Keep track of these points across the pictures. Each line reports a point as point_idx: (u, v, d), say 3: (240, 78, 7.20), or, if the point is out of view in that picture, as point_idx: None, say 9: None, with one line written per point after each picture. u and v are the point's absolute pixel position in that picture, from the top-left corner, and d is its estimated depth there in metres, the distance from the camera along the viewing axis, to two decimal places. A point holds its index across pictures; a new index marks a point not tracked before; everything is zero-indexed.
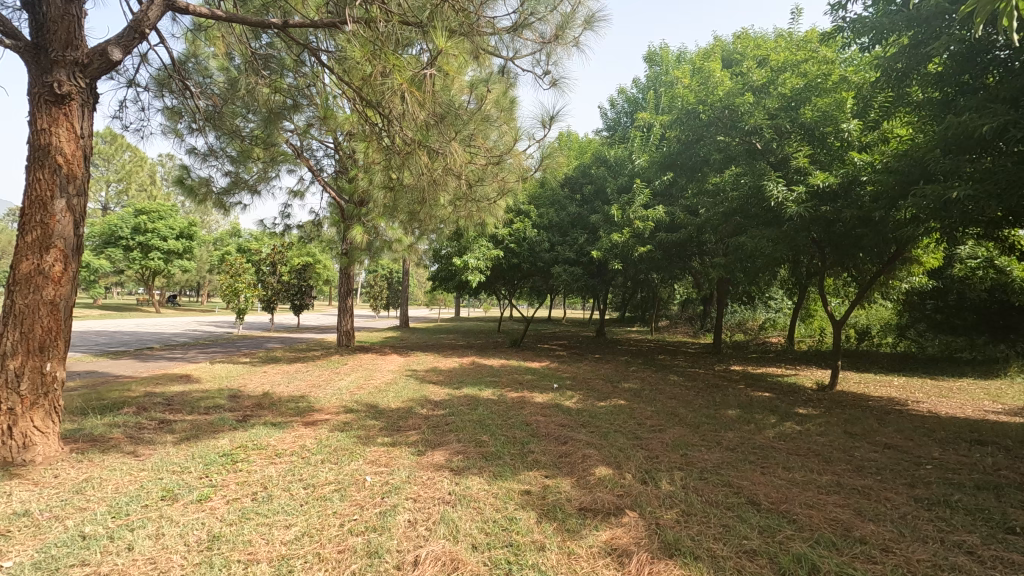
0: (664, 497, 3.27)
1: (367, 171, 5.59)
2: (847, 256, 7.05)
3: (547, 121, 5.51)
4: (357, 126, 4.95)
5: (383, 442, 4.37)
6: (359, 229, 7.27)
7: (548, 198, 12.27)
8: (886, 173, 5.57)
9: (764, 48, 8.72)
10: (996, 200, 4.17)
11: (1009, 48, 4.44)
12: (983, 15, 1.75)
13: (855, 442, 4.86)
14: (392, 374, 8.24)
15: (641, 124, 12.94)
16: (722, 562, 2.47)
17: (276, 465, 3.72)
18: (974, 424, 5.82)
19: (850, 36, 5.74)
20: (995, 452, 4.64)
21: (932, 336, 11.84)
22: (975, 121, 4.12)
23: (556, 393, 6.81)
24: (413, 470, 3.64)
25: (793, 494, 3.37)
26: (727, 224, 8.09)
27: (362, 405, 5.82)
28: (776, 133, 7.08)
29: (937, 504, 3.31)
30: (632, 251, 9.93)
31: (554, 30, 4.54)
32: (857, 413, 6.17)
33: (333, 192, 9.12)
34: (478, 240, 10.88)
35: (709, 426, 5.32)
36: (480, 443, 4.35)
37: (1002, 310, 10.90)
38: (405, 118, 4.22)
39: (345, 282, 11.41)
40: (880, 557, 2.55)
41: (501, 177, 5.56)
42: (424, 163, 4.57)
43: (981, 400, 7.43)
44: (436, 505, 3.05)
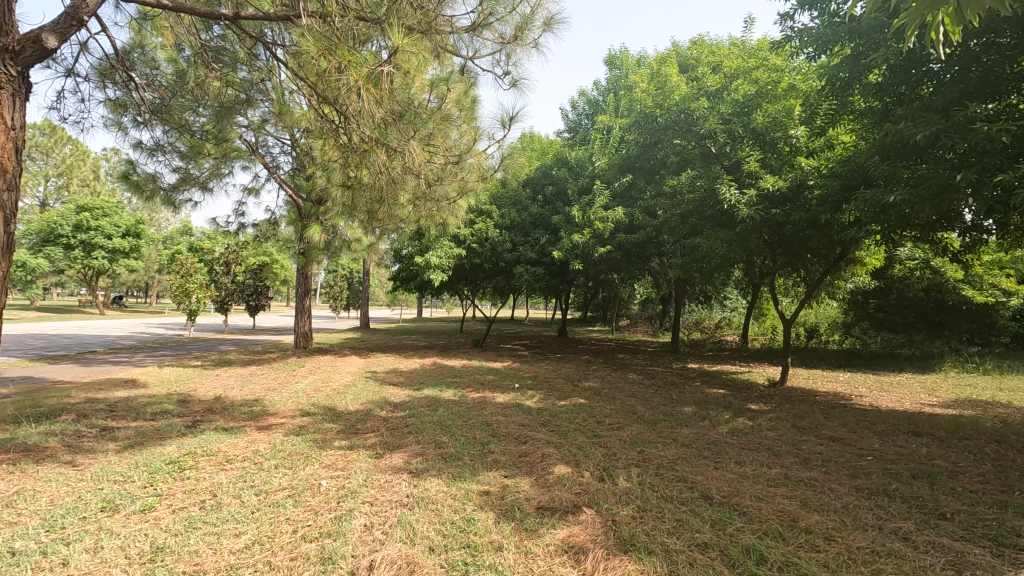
0: (621, 493, 3.33)
1: (325, 169, 5.46)
2: (797, 256, 7.32)
3: (507, 121, 5.52)
4: (313, 124, 4.84)
5: (340, 445, 4.28)
6: (316, 228, 7.07)
7: (510, 198, 12.27)
8: (831, 177, 5.83)
9: (718, 54, 8.95)
10: (929, 204, 4.43)
11: (940, 62, 4.72)
12: (912, 27, 1.83)
13: (802, 436, 5.06)
14: (352, 376, 8.08)
15: (601, 126, 13.14)
16: (675, 556, 2.53)
17: (227, 471, 3.60)
18: (912, 416, 6.14)
19: (798, 46, 5.98)
20: (929, 442, 4.92)
21: (875, 333, 12.41)
22: (911, 129, 4.36)
23: (517, 393, 6.83)
24: (370, 473, 3.58)
25: (745, 487, 3.49)
26: (684, 226, 8.28)
27: (319, 408, 5.68)
28: (729, 138, 7.30)
29: (876, 493, 3.48)
30: (593, 251, 10.07)
31: (514, 31, 4.56)
32: (805, 408, 6.43)
33: (290, 190, 8.89)
34: (439, 240, 10.78)
35: (666, 422, 5.44)
36: (439, 444, 4.32)
37: (938, 308, 11.60)
38: (361, 116, 4.14)
39: (303, 283, 11.13)
40: (823, 546, 2.67)
41: (462, 177, 5.54)
42: (382, 161, 4.51)
43: (918, 393, 7.88)
44: (394, 508, 3.01)
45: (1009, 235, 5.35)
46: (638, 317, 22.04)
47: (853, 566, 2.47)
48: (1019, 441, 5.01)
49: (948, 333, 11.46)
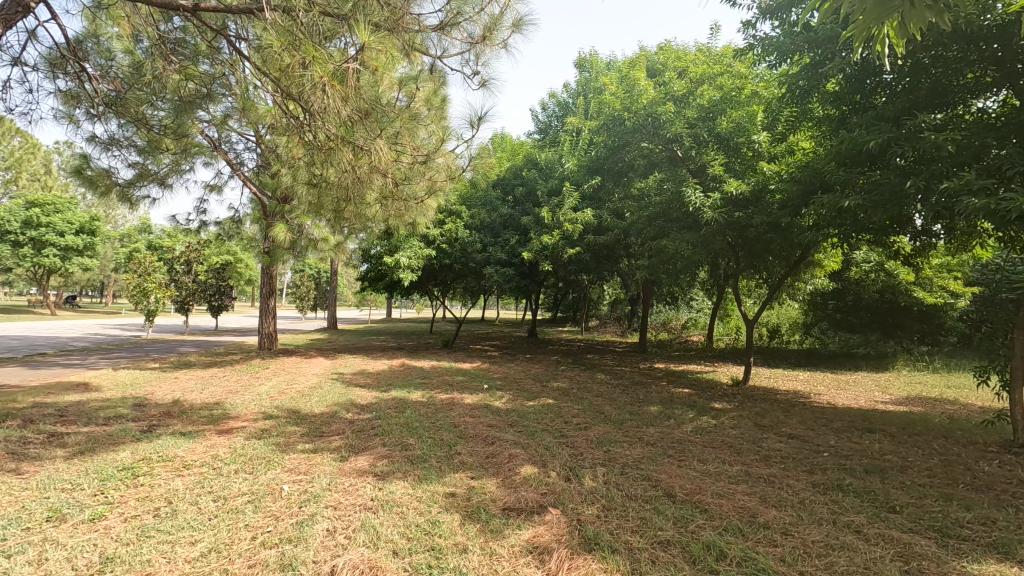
0: (586, 493, 3.35)
1: (290, 167, 5.33)
2: (759, 259, 7.50)
3: (476, 121, 5.52)
4: (276, 120, 4.74)
5: (303, 449, 4.19)
6: (282, 228, 6.75)
7: (479, 199, 12.19)
8: (792, 182, 6.00)
9: (685, 59, 9.07)
10: (881, 209, 4.61)
11: (893, 73, 4.91)
12: (861, 39, 1.97)
13: (763, 434, 5.20)
14: (318, 378, 7.94)
15: (571, 128, 13.29)
16: (638, 554, 2.56)
17: (184, 477, 3.49)
18: (867, 414, 6.37)
19: (760, 54, 6.10)
20: (881, 438, 5.13)
21: (833, 333, 12.85)
22: (865, 137, 4.54)
23: (486, 394, 6.82)
24: (334, 477, 3.52)
25: (706, 485, 3.56)
26: (651, 228, 8.39)
27: (282, 411, 5.55)
28: (694, 142, 7.44)
29: (831, 488, 3.60)
30: (563, 253, 10.18)
31: (483, 31, 4.56)
32: (767, 407, 6.60)
33: (254, 188, 8.68)
34: (409, 240, 10.67)
35: (632, 422, 5.52)
36: (406, 446, 4.28)
37: (891, 309, 12.08)
38: (327, 113, 4.06)
39: (267, 283, 10.86)
40: (780, 541, 2.74)
41: (429, 177, 5.51)
42: (349, 159, 4.44)
43: (873, 391, 8.18)
44: (358, 512, 2.97)
45: (955, 240, 5.60)
46: (607, 317, 22.26)
47: (808, 559, 2.55)
48: (963, 436, 5.26)
49: (901, 333, 11.96)
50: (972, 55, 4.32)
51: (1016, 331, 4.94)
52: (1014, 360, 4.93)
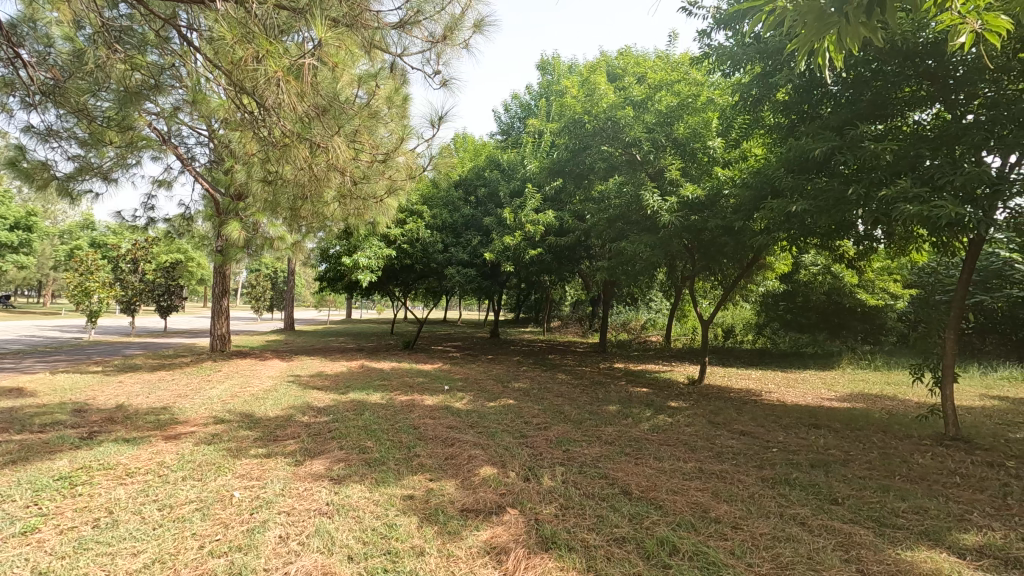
0: (544, 492, 3.38)
1: (245, 162, 5.17)
2: (714, 261, 7.71)
3: (437, 121, 5.48)
4: (229, 114, 4.57)
5: (256, 453, 4.06)
6: (235, 226, 6.50)
7: (441, 199, 11.98)
8: (744, 187, 6.21)
9: (643, 65, 9.24)
10: (825, 214, 4.82)
11: (837, 85, 5.13)
12: (800, 50, 2.07)
13: (716, 431, 5.35)
14: (273, 380, 7.73)
15: (533, 130, 13.40)
16: (594, 551, 2.60)
17: (127, 485, 3.33)
18: (814, 410, 6.64)
19: (716, 62, 6.27)
20: (826, 434, 5.35)
21: (784, 333, 13.36)
22: (811, 145, 4.75)
23: (446, 395, 6.77)
24: (288, 482, 3.43)
25: (661, 482, 3.64)
26: (610, 230, 8.55)
27: (235, 415, 5.38)
28: (653, 146, 7.58)
29: (779, 482, 3.74)
30: (525, 254, 10.25)
31: (443, 31, 4.54)
32: (720, 405, 6.81)
33: (206, 184, 8.35)
34: (369, 239, 10.48)
35: (591, 421, 5.59)
36: (363, 449, 4.21)
37: (837, 310, 12.64)
38: (282, 110, 3.96)
39: (220, 283, 10.48)
40: (730, 534, 2.83)
41: (389, 176, 5.46)
42: (305, 157, 4.34)
43: (819, 389, 8.55)
44: (312, 517, 2.90)
45: (894, 244, 5.87)
46: (568, 317, 22.50)
47: (756, 552, 2.64)
48: (900, 430, 5.55)
49: (846, 333, 12.63)
50: (909, 71, 4.60)
51: (947, 331, 5.24)
52: (945, 357, 5.20)
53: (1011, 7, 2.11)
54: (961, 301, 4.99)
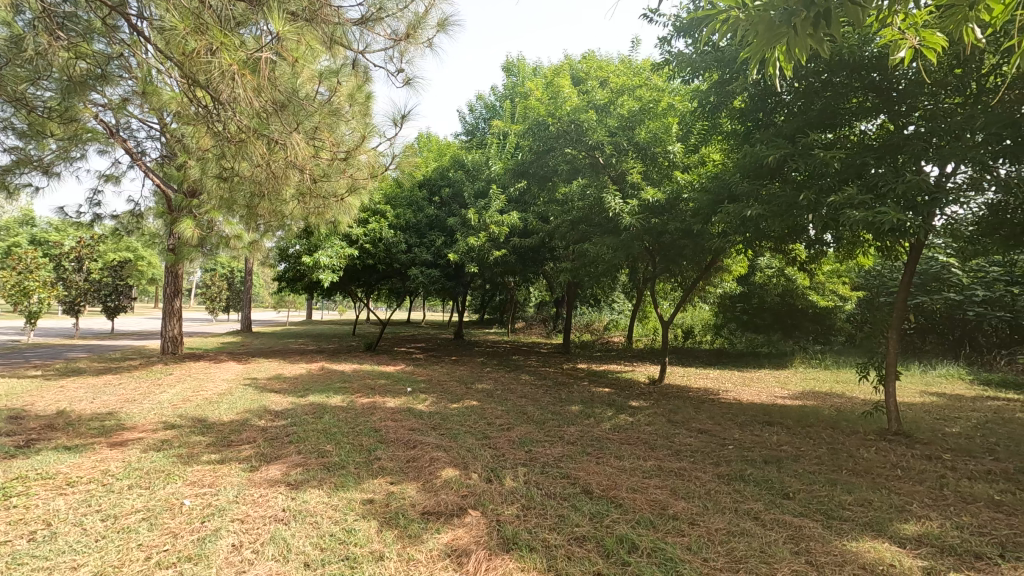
0: (507, 493, 3.38)
1: (198, 157, 4.98)
2: (674, 263, 7.88)
3: (399, 120, 5.44)
4: (181, 108, 4.39)
5: (208, 460, 3.92)
6: (189, 223, 6.24)
7: (404, 199, 11.88)
8: (702, 192, 6.37)
9: (605, 69, 9.37)
10: (778, 219, 5.01)
11: (789, 94, 5.31)
12: (754, 60, 2.15)
13: (675, 429, 5.47)
14: (228, 383, 7.48)
15: (498, 131, 13.42)
16: (555, 551, 2.61)
17: (67, 496, 3.16)
18: (768, 408, 6.87)
19: (676, 69, 6.38)
20: (779, 431, 5.54)
21: (741, 334, 13.77)
22: (765, 152, 4.93)
23: (409, 397, 6.71)
24: (242, 488, 3.32)
25: (621, 480, 3.70)
26: (574, 232, 8.63)
27: (187, 420, 5.18)
28: (615, 150, 7.70)
29: (735, 479, 3.85)
30: (489, 254, 10.26)
31: (407, 28, 4.51)
32: (679, 404, 6.97)
33: (158, 180, 8.01)
34: (330, 239, 10.26)
35: (553, 421, 5.63)
36: (322, 453, 4.12)
37: (790, 311, 13.12)
38: (238, 105, 3.84)
39: (172, 283, 10.07)
40: (687, 530, 2.89)
41: (350, 174, 5.37)
42: (262, 153, 4.22)
43: (773, 387, 8.86)
44: (267, 524, 2.82)
45: (842, 249, 6.13)
46: (533, 318, 22.63)
47: (711, 547, 2.71)
48: (848, 426, 5.80)
49: (798, 333, 13.13)
50: (857, 83, 4.82)
51: (891, 331, 5.50)
52: (889, 357, 5.46)
53: (946, 26, 2.25)
54: (902, 303, 5.25)
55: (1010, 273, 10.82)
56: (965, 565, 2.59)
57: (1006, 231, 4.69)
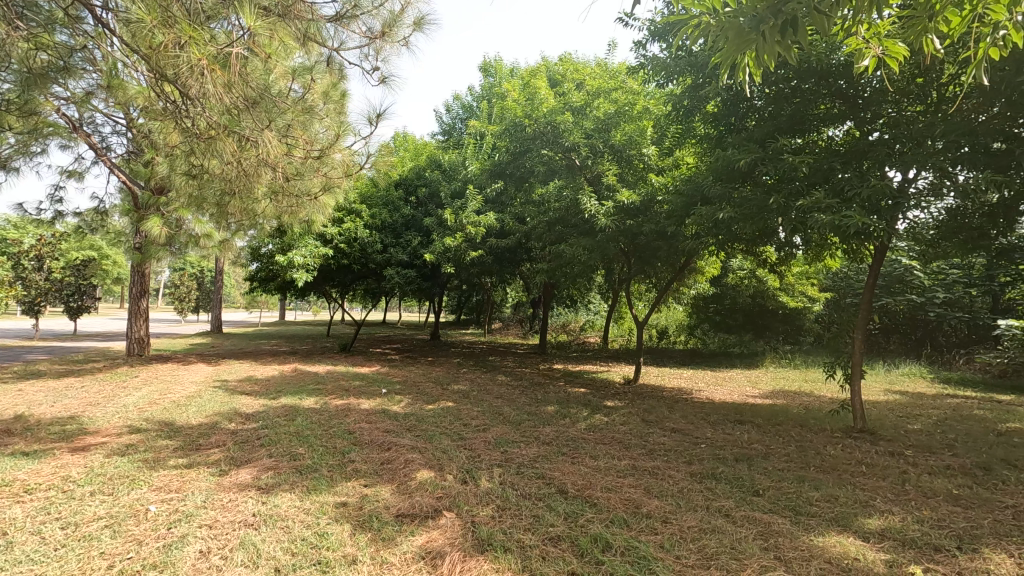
0: (482, 494, 3.37)
1: (167, 154, 4.85)
2: (648, 264, 7.97)
3: (374, 119, 5.39)
4: (148, 103, 4.27)
5: (176, 464, 3.81)
6: (157, 221, 6.06)
7: (380, 198, 11.78)
8: (676, 194, 6.47)
9: (582, 72, 9.43)
10: (749, 221, 5.13)
11: (761, 100, 5.43)
12: (725, 67, 2.19)
13: (649, 429, 5.53)
14: (197, 386, 7.29)
15: (475, 132, 13.41)
16: (529, 551, 2.62)
17: (25, 503, 3.04)
18: (739, 407, 7.00)
19: (651, 72, 6.45)
20: (750, 429, 5.65)
21: (713, 334, 14.02)
22: (736, 156, 5.03)
23: (384, 398, 6.65)
24: (210, 493, 3.24)
25: (596, 480, 3.73)
26: (550, 233, 8.66)
27: (153, 424, 5.03)
28: (591, 152, 7.76)
29: (707, 477, 3.92)
30: (465, 255, 10.23)
31: (382, 27, 4.48)
32: (653, 403, 7.06)
33: (124, 176, 7.78)
34: (304, 239, 10.10)
35: (529, 422, 5.63)
36: (294, 456, 4.05)
37: (761, 312, 13.41)
38: (207, 102, 3.75)
39: (138, 282, 9.79)
40: (660, 528, 2.93)
41: (324, 173, 5.30)
42: (232, 150, 4.13)
43: (744, 387, 9.04)
44: (237, 529, 2.76)
45: (811, 251, 6.28)
46: (509, 319, 22.65)
47: (683, 544, 2.75)
48: (816, 424, 5.95)
49: (769, 333, 13.41)
50: (824, 90, 4.95)
51: (857, 331, 5.65)
52: (855, 356, 5.61)
53: (907, 36, 2.33)
54: (867, 304, 5.41)
55: (968, 275, 11.24)
56: (925, 558, 2.68)
57: (964, 235, 4.87)
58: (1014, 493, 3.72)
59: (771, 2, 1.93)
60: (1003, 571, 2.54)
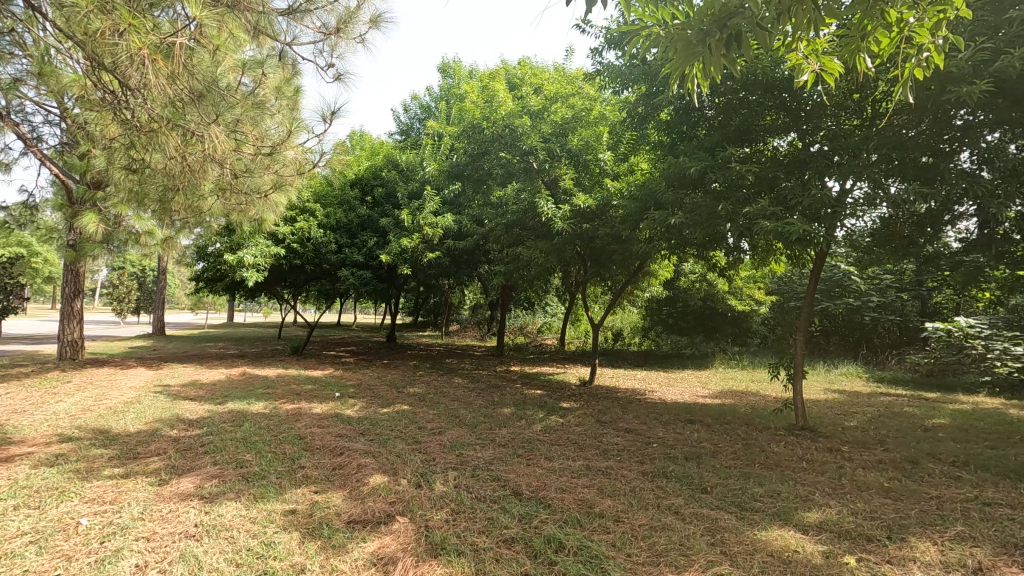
0: (436, 498, 3.34)
1: (104, 146, 4.59)
2: (604, 267, 8.11)
3: (329, 116, 5.29)
4: (82, 91, 4.04)
5: (110, 474, 3.61)
6: (92, 216, 5.71)
7: (335, 197, 11.53)
8: (631, 200, 6.61)
9: (540, 77, 9.53)
10: (699, 227, 5.30)
11: (711, 110, 5.62)
12: (676, 76, 2.25)
13: (603, 430, 5.61)
14: (136, 391, 6.92)
15: (433, 132, 13.34)
16: (483, 554, 2.61)
17: None
18: (690, 407, 7.21)
19: (607, 79, 6.57)
20: (699, 428, 5.83)
21: (666, 336, 14.40)
22: (687, 163, 5.20)
23: (337, 402, 6.49)
24: (148, 504, 3.08)
25: (551, 481, 3.76)
26: (507, 235, 8.66)
27: (87, 432, 4.75)
28: (548, 156, 7.84)
29: (658, 475, 4.01)
30: (422, 256, 10.13)
31: (337, 23, 4.39)
32: (608, 404, 7.18)
33: (57, 169, 7.32)
34: (254, 238, 9.77)
35: (485, 424, 5.62)
36: (240, 464, 3.90)
37: (712, 314, 13.86)
38: (149, 94, 3.58)
39: (72, 281, 9.24)
40: (612, 527, 2.98)
41: (275, 170, 5.14)
42: (176, 145, 3.96)
43: (695, 387, 9.32)
44: (177, 541, 2.64)
45: (757, 256, 6.54)
46: (467, 321, 22.59)
47: (634, 542, 2.81)
48: (760, 423, 6.18)
49: (719, 335, 13.85)
50: (769, 102, 5.17)
51: (799, 334, 5.91)
52: (797, 357, 5.87)
53: (842, 54, 2.47)
54: (808, 308, 5.67)
55: (900, 281, 11.93)
56: (860, 548, 2.82)
57: (895, 243, 5.19)
58: (938, 484, 3.97)
59: (717, 17, 2.01)
60: (927, 557, 2.72)
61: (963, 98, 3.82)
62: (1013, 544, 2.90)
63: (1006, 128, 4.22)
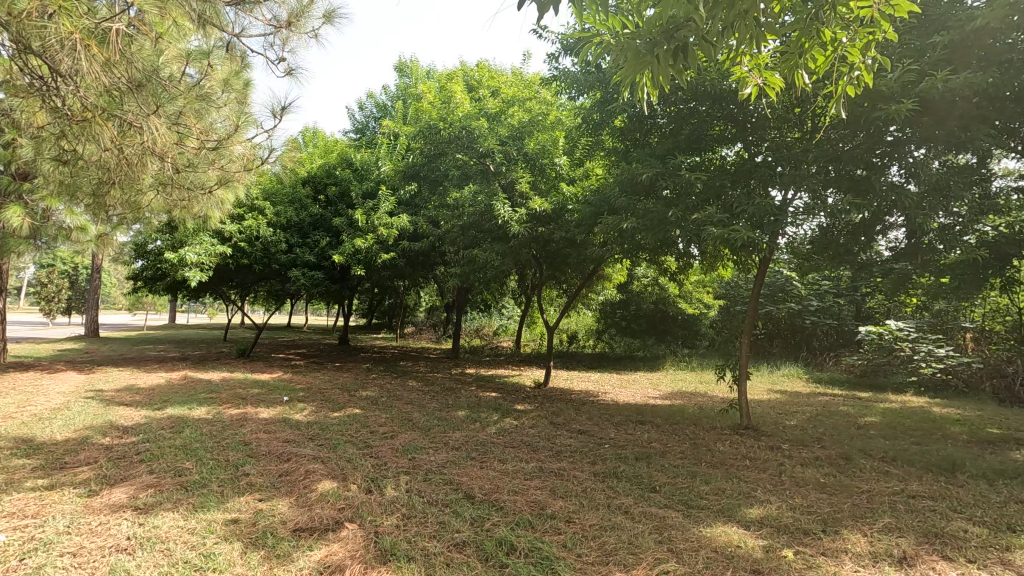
0: (387, 503, 3.28)
1: (32, 135, 4.31)
2: (559, 270, 8.20)
3: (279, 112, 5.15)
4: (7, 75, 3.78)
5: (34, 486, 3.37)
6: (17, 210, 5.33)
7: (286, 195, 11.20)
8: (586, 204, 6.71)
9: (497, 80, 9.59)
10: (651, 232, 5.44)
11: (663, 118, 5.77)
12: (628, 82, 2.31)
13: (556, 431, 5.65)
14: (65, 397, 6.50)
15: (389, 132, 13.18)
16: (433, 558, 2.59)
17: None
18: (641, 408, 7.37)
19: (563, 85, 6.67)
20: (650, 429, 5.96)
21: (619, 339, 14.67)
22: (640, 170, 5.33)
23: (285, 407, 6.29)
24: (75, 517, 2.90)
25: (503, 483, 3.76)
26: (463, 237, 8.63)
27: (7, 441, 4.42)
28: (505, 159, 7.87)
29: (608, 476, 4.08)
30: (377, 257, 9.96)
31: (289, 17, 4.31)
32: (562, 406, 7.25)
33: None
34: (198, 235, 9.38)
35: (439, 428, 5.57)
36: (179, 472, 3.72)
37: (663, 317, 14.23)
38: (83, 81, 3.39)
39: None
40: (563, 528, 3.01)
41: (222, 166, 4.95)
42: (112, 137, 3.76)
43: (647, 388, 9.54)
44: (108, 555, 2.50)
45: (705, 262, 6.76)
46: (422, 322, 22.36)
47: (585, 542, 2.85)
48: (708, 423, 6.37)
49: (669, 338, 14.25)
50: (718, 113, 5.36)
51: (744, 336, 6.14)
52: (743, 359, 6.10)
53: (782, 69, 2.60)
54: (753, 312, 5.90)
55: (838, 286, 12.95)
56: (796, 541, 2.96)
57: (832, 250, 5.46)
58: (869, 479, 4.21)
59: (665, 29, 2.11)
60: (858, 549, 2.87)
61: (893, 115, 4.07)
62: (933, 534, 3.11)
63: (931, 145, 4.51)
